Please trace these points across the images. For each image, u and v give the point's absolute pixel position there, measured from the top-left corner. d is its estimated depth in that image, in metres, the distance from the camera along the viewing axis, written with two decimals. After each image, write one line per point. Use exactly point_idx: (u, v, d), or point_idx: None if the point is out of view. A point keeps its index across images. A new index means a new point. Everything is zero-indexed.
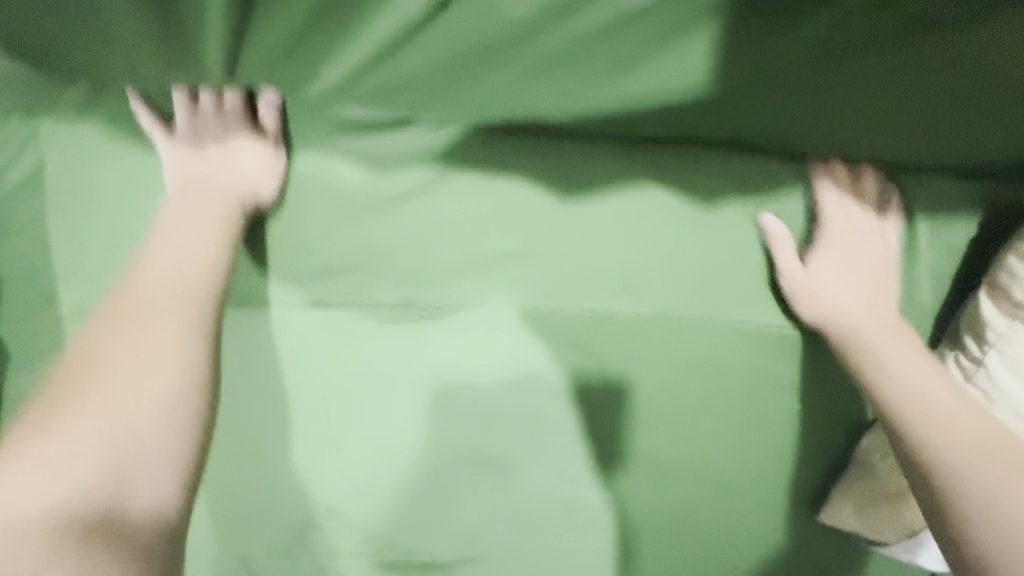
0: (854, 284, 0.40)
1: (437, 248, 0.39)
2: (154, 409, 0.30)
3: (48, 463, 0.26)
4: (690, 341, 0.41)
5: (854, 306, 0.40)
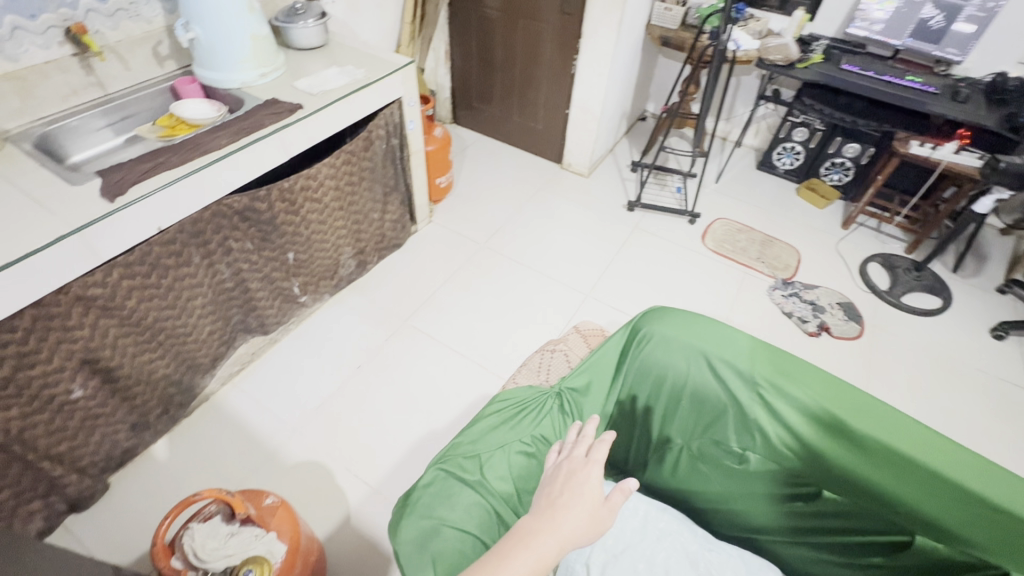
0: (559, 501, 0.69)
1: (646, 559, 0.96)
2: (536, 547, 0.64)
3: (488, 559, 0.62)
4: None
5: (558, 500, 0.69)
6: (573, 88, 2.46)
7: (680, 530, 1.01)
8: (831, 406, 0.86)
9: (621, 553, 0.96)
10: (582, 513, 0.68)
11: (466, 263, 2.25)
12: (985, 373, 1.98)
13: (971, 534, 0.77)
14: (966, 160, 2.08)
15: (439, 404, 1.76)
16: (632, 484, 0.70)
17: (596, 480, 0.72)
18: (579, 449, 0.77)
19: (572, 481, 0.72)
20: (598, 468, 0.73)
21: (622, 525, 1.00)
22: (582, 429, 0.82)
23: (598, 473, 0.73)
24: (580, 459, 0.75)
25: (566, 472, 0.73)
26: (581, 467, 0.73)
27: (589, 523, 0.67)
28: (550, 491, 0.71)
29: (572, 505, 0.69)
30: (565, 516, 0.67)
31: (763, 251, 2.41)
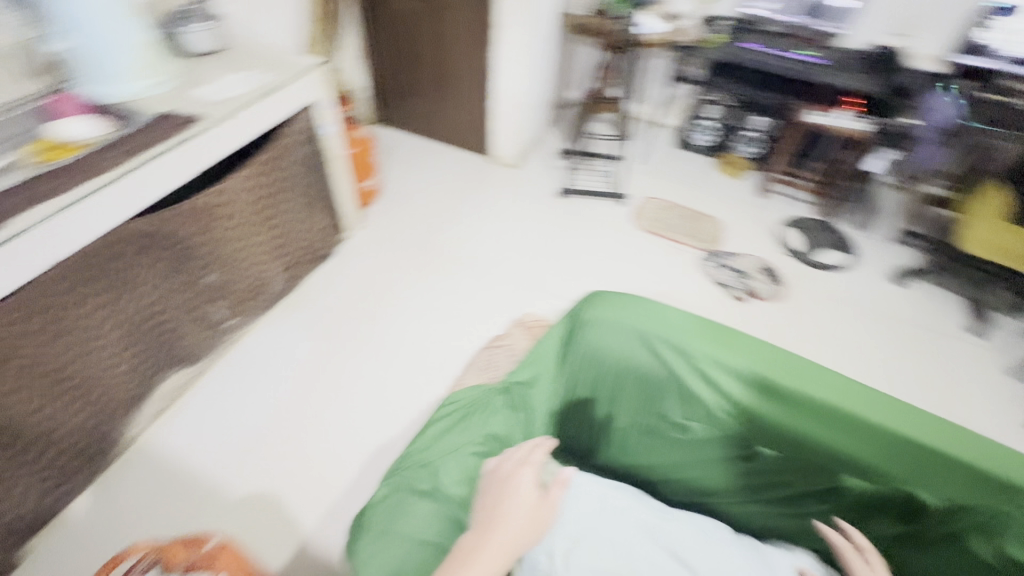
0: (499, 507, 0.76)
1: (607, 539, 0.98)
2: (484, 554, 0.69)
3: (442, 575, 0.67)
4: None
5: (498, 506, 0.76)
6: (494, 80, 2.46)
7: (636, 506, 1.05)
8: (761, 368, 0.91)
9: (583, 539, 0.97)
10: (521, 512, 0.75)
11: (404, 265, 2.20)
12: (892, 318, 2.18)
13: (889, 469, 0.85)
14: (862, 127, 2.28)
15: (390, 413, 1.71)
16: (566, 480, 0.79)
17: (529, 482, 0.79)
18: (513, 457, 0.84)
19: (507, 486, 0.79)
20: (530, 471, 0.81)
21: (581, 509, 1.02)
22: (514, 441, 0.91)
23: (530, 474, 0.81)
24: (514, 466, 0.82)
25: (501, 480, 0.80)
26: (514, 472, 0.81)
27: (529, 520, 0.75)
28: (489, 499, 0.78)
29: (511, 507, 0.75)
30: (503, 522, 0.73)
31: (690, 225, 2.52)
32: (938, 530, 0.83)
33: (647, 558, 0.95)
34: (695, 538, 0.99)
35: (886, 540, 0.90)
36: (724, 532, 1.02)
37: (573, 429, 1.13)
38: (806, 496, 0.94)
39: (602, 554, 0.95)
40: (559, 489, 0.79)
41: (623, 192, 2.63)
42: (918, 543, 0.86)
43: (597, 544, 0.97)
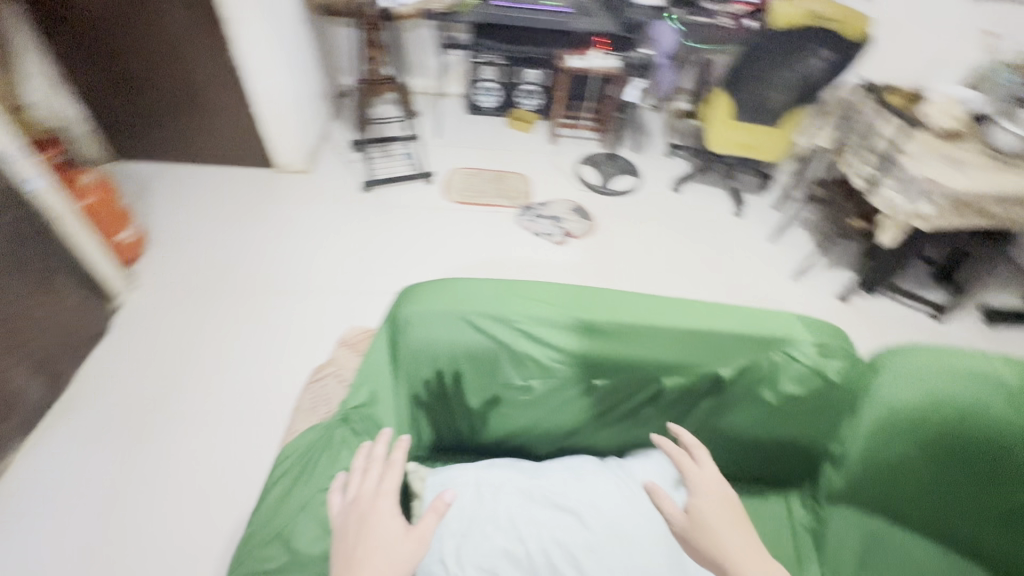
0: (365, 542, 0.70)
1: (492, 520, 0.98)
2: None
3: None
4: (534, 550, 0.94)
5: (363, 544, 0.70)
6: (245, 82, 2.16)
7: (511, 475, 1.06)
8: (571, 311, 0.98)
9: (470, 531, 0.96)
10: (389, 539, 0.71)
11: (203, 313, 1.87)
12: (679, 223, 2.54)
13: (693, 364, 0.99)
14: (611, 63, 2.51)
15: (236, 483, 1.48)
16: (444, 499, 0.76)
17: (392, 509, 0.75)
18: (368, 482, 0.78)
19: (367, 518, 0.73)
20: (391, 496, 0.77)
21: (461, 502, 1.01)
22: (362, 457, 0.84)
23: (392, 498, 0.77)
24: (373, 494, 0.77)
25: (359, 514, 0.74)
26: (376, 502, 0.76)
27: (399, 543, 0.70)
28: (348, 538, 0.72)
29: (379, 539, 0.71)
30: (368, 561, 0.67)
31: (499, 187, 2.59)
32: (736, 394, 1.02)
33: (532, 521, 0.98)
34: (569, 481, 1.04)
35: (709, 419, 1.05)
36: (592, 463, 1.09)
37: (432, 429, 1.10)
38: (644, 411, 1.04)
39: (492, 537, 0.96)
40: (435, 513, 0.75)
41: (428, 171, 2.58)
42: (728, 409, 1.04)
43: (485, 529, 0.97)
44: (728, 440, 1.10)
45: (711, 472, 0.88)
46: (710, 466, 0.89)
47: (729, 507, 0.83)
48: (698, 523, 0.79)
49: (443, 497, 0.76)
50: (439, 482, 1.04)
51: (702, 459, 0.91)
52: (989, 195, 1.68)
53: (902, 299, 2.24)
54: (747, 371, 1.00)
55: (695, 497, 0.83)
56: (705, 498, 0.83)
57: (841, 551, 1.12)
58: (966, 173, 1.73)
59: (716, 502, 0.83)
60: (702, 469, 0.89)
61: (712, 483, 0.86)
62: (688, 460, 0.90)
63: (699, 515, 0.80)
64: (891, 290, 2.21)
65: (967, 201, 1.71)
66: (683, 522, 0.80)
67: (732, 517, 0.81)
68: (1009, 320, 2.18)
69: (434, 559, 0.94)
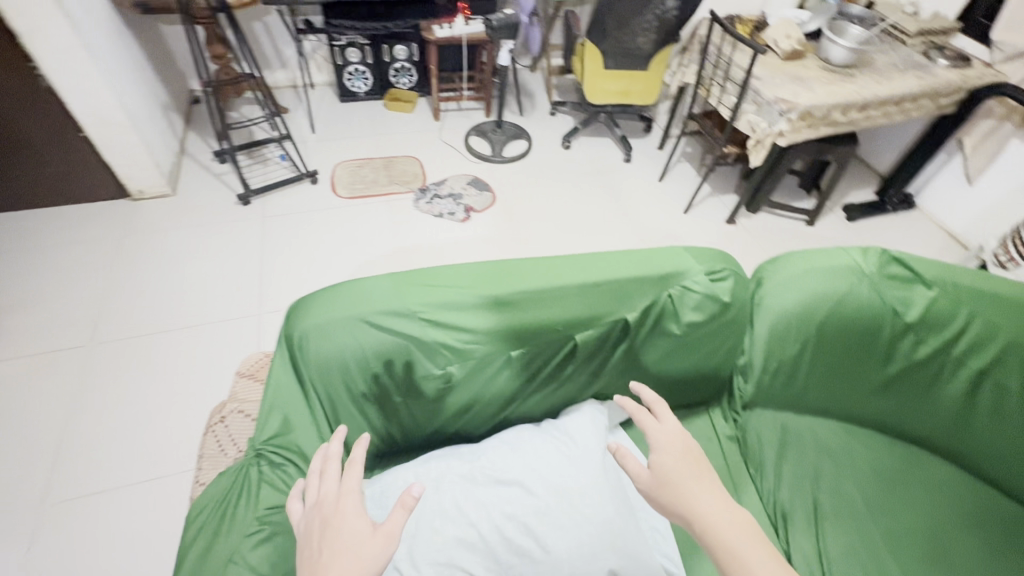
0: (327, 550, 0.59)
1: (440, 512, 0.96)
2: None
3: None
4: (487, 528, 0.94)
5: (327, 552, 0.59)
6: (65, 103, 1.86)
7: (451, 463, 1.05)
8: (474, 291, 0.98)
9: (420, 529, 0.94)
10: (355, 541, 0.60)
11: (76, 376, 1.63)
12: (575, 178, 2.58)
13: (600, 314, 1.02)
14: (477, 28, 2.45)
15: (160, 549, 1.31)
16: (412, 490, 0.61)
17: (359, 508, 0.64)
18: (328, 481, 0.67)
19: (329, 523, 0.62)
20: (356, 493, 0.65)
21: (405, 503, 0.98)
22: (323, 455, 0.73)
23: (356, 498, 0.65)
24: (334, 496, 0.65)
25: (320, 521, 0.63)
26: (342, 502, 0.64)
27: (367, 546, 0.59)
28: (313, 546, 0.61)
29: (344, 543, 0.60)
30: (332, 566, 0.57)
31: (389, 173, 2.48)
32: (646, 334, 1.07)
33: (480, 501, 0.97)
34: (508, 453, 1.05)
35: (626, 362, 1.10)
36: (527, 431, 1.11)
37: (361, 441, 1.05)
38: (567, 369, 1.06)
39: (443, 528, 0.94)
40: (405, 509, 0.61)
41: (309, 170, 2.41)
42: (642, 349, 1.09)
43: (434, 523, 0.95)
44: (648, 377, 1.15)
45: (673, 425, 0.76)
46: (673, 418, 0.77)
47: (698, 462, 0.71)
48: (666, 491, 0.67)
49: (411, 488, 0.61)
50: (378, 490, 1.00)
51: (663, 413, 0.78)
52: (831, 105, 1.85)
53: (780, 212, 2.46)
54: (653, 311, 1.06)
55: (657, 458, 0.70)
56: (672, 456, 0.71)
57: (765, 450, 1.23)
58: (809, 87, 1.90)
59: (683, 460, 0.70)
60: (663, 423, 0.76)
61: (676, 438, 0.74)
62: (646, 416, 0.77)
63: (666, 480, 0.68)
64: (770, 206, 2.42)
65: (812, 113, 1.86)
66: (650, 485, 0.68)
67: (702, 475, 0.69)
68: (867, 212, 2.47)
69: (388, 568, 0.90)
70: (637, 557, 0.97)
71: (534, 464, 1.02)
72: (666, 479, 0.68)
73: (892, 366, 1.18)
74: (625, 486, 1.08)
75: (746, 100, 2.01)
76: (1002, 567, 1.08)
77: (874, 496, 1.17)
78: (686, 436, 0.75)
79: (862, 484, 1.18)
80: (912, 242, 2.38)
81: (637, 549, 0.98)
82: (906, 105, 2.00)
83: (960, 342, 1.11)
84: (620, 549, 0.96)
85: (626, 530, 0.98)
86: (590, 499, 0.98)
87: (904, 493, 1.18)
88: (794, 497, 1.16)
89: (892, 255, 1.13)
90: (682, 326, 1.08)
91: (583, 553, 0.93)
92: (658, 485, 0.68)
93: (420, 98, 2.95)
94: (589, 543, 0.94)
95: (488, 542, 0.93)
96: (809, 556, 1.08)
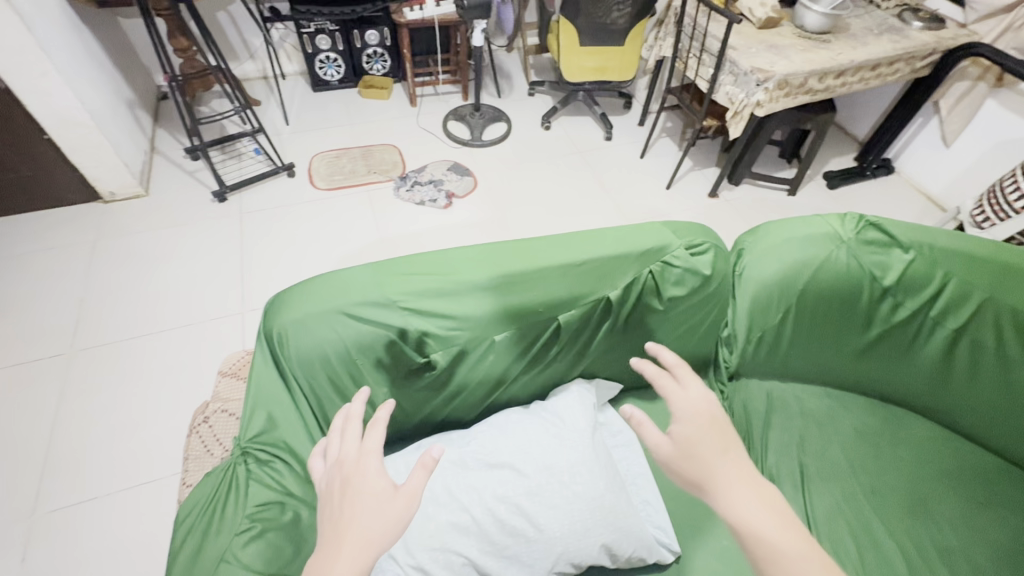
0: (348, 511, 0.57)
1: (431, 498, 0.97)
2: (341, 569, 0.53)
3: None
4: (479, 512, 0.95)
5: (349, 512, 0.57)
6: (24, 105, 1.79)
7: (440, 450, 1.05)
8: (455, 277, 0.97)
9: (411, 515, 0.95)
10: (373, 503, 0.57)
11: (59, 384, 1.61)
12: (556, 159, 2.56)
13: (583, 295, 1.02)
14: (448, 9, 2.39)
15: (158, 551, 1.31)
16: (432, 451, 0.57)
17: (380, 470, 0.60)
18: (348, 441, 0.63)
19: (349, 486, 0.59)
20: (378, 454, 0.61)
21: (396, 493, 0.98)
22: (346, 406, 0.68)
23: (376, 460, 0.61)
24: (354, 458, 0.61)
25: (340, 483, 0.59)
26: (364, 461, 0.60)
27: (383, 509, 0.56)
28: (338, 503, 0.58)
29: (364, 505, 0.57)
30: (354, 527, 0.55)
31: (368, 163, 2.44)
32: (629, 311, 1.07)
33: (470, 485, 0.98)
34: (497, 436, 1.05)
35: (612, 340, 1.11)
36: (514, 414, 1.11)
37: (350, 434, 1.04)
38: (552, 351, 1.07)
39: (435, 513, 0.95)
40: (426, 470, 0.57)
41: (286, 163, 2.36)
42: (626, 327, 1.10)
43: (427, 510, 0.95)
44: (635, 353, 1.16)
45: (697, 391, 0.71)
46: (697, 380, 0.72)
47: (723, 432, 0.67)
48: (689, 465, 0.63)
49: (431, 448, 0.57)
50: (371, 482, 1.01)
51: (686, 374, 0.73)
52: (807, 73, 1.84)
53: (761, 183, 2.46)
54: (636, 288, 1.06)
55: (678, 428, 0.66)
56: (696, 425, 0.66)
57: (749, 419, 1.24)
58: (785, 55, 1.89)
59: (707, 430, 0.66)
60: (685, 387, 0.71)
61: (701, 404, 0.69)
62: (666, 379, 0.72)
63: (689, 455, 0.64)
64: (751, 177, 2.42)
65: (789, 81, 1.85)
66: (671, 454, 0.64)
67: (728, 451, 0.65)
68: (847, 179, 2.48)
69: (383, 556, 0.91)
70: (630, 528, 0.98)
71: (523, 445, 1.03)
72: (688, 453, 0.64)
73: (872, 330, 1.19)
74: (614, 462, 1.09)
75: (722, 72, 1.99)
76: (986, 519, 1.11)
77: (858, 458, 1.20)
78: (711, 400, 0.70)
79: (846, 446, 1.21)
80: (892, 207, 2.41)
81: (630, 520, 0.99)
82: (882, 70, 2.00)
83: (937, 304, 1.13)
84: (612, 521, 0.97)
85: (617, 503, 0.99)
86: (581, 475, 0.99)
87: (890, 453, 1.21)
88: (781, 463, 1.18)
89: (868, 220, 1.14)
90: (663, 301, 1.09)
91: (575, 528, 0.94)
92: (682, 461, 0.64)
93: (395, 84, 2.89)
94: (580, 518, 0.95)
95: (480, 524, 0.94)
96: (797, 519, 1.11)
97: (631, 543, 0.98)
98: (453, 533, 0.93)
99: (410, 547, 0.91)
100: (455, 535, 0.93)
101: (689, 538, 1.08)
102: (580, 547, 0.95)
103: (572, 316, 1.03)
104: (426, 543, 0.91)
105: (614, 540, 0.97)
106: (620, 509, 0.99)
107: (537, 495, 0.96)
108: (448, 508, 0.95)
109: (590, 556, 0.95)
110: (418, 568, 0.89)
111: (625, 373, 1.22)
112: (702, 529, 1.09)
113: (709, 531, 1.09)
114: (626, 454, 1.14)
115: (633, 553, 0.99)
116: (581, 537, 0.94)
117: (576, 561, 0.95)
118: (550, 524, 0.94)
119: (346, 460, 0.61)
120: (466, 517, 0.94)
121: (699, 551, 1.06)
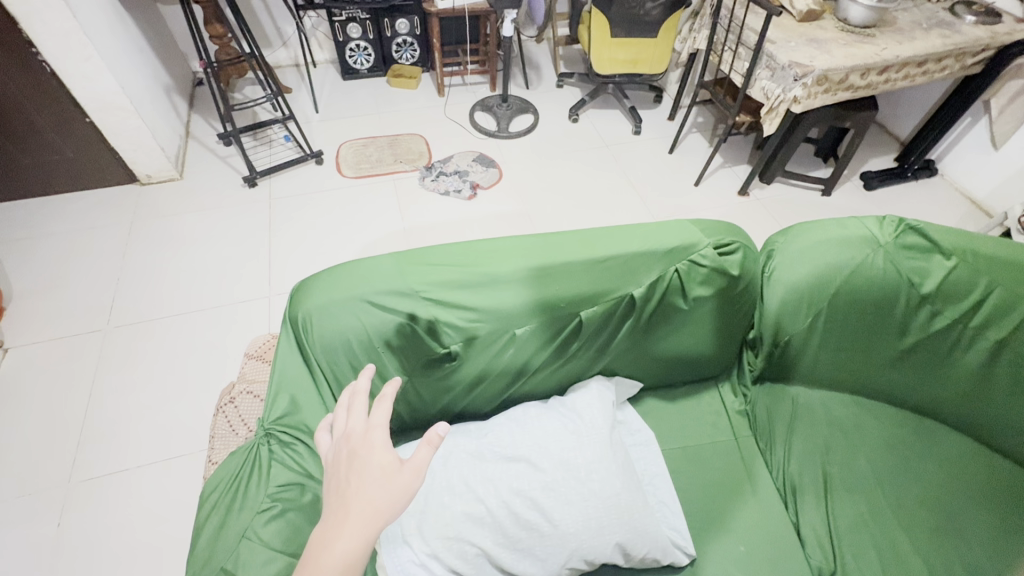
0: (353, 481, 0.57)
1: (446, 487, 0.97)
2: (347, 537, 0.54)
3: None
4: (492, 502, 0.95)
5: (354, 482, 0.57)
6: (67, 88, 1.85)
7: (456, 440, 1.06)
8: (477, 268, 0.97)
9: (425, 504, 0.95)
10: (376, 476, 0.57)
11: (95, 358, 1.67)
12: (582, 152, 2.53)
13: (607, 291, 1.01)
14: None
15: (182, 522, 1.36)
16: (438, 429, 0.56)
17: (383, 444, 0.60)
18: (354, 415, 0.63)
19: (353, 458, 0.59)
20: (384, 428, 0.61)
21: None
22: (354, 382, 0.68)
23: (382, 434, 0.60)
24: (359, 431, 0.61)
25: (346, 454, 0.60)
26: (369, 435, 0.60)
27: (386, 482, 0.57)
28: (344, 473, 0.59)
29: (367, 475, 0.57)
30: (358, 497, 0.56)
31: (394, 152, 2.46)
32: (653, 310, 1.06)
33: (483, 475, 0.99)
34: (512, 429, 1.06)
35: (634, 338, 1.09)
36: (531, 408, 1.11)
37: None
38: (574, 346, 1.06)
39: (449, 501, 0.96)
40: (430, 447, 0.57)
41: (314, 150, 2.39)
42: (649, 326, 1.08)
43: (441, 499, 0.96)
44: (658, 352, 1.15)
45: None
46: None
47: None
48: None
49: (437, 426, 0.57)
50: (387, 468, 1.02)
51: None
52: (848, 68, 1.77)
53: (794, 182, 2.39)
54: (662, 286, 1.04)
55: None
56: None
57: (772, 424, 1.22)
58: (826, 50, 1.82)
59: None
60: None
61: None
62: None
63: None
64: (784, 176, 2.35)
65: (829, 77, 1.78)
66: None
67: None
68: (885, 180, 2.39)
69: (396, 542, 0.92)
70: (645, 527, 0.97)
71: (537, 439, 1.03)
72: None
73: (907, 339, 1.15)
74: (631, 461, 1.08)
75: (759, 66, 1.93)
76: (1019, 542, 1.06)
77: (885, 469, 1.16)
78: None
79: (873, 457, 1.17)
80: (932, 211, 2.31)
81: (644, 519, 0.98)
82: (929, 67, 1.91)
83: (978, 314, 1.08)
84: (626, 519, 0.96)
85: (632, 502, 0.98)
86: (595, 471, 0.99)
87: (919, 466, 1.17)
88: (804, 471, 1.15)
89: (908, 224, 1.10)
90: (688, 301, 1.07)
91: (587, 524, 0.94)
92: None
93: (423, 73, 2.89)
94: (593, 515, 0.95)
95: (493, 514, 0.94)
96: (819, 529, 1.08)
97: (644, 543, 0.97)
98: (466, 522, 0.94)
99: (424, 534, 0.92)
100: (467, 525, 0.93)
101: (705, 541, 1.06)
102: (592, 542, 0.94)
103: (596, 313, 1.02)
104: (439, 531, 0.92)
105: (627, 539, 0.96)
106: (634, 508, 0.98)
107: (550, 489, 0.96)
108: (462, 497, 0.96)
109: (601, 553, 0.95)
110: (431, 555, 0.90)
111: (647, 372, 1.21)
112: (719, 533, 1.07)
113: (726, 535, 1.07)
114: (642, 455, 1.13)
115: (645, 553, 0.98)
116: (593, 532, 0.94)
117: (587, 557, 0.95)
118: (563, 518, 0.94)
119: (353, 432, 0.61)
120: (479, 507, 0.95)
121: (715, 555, 1.05)
